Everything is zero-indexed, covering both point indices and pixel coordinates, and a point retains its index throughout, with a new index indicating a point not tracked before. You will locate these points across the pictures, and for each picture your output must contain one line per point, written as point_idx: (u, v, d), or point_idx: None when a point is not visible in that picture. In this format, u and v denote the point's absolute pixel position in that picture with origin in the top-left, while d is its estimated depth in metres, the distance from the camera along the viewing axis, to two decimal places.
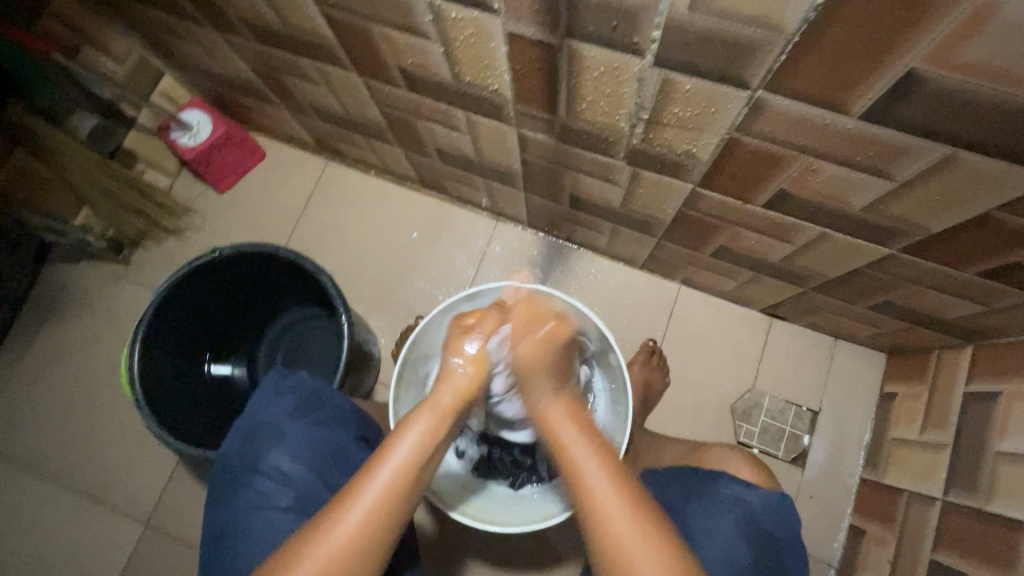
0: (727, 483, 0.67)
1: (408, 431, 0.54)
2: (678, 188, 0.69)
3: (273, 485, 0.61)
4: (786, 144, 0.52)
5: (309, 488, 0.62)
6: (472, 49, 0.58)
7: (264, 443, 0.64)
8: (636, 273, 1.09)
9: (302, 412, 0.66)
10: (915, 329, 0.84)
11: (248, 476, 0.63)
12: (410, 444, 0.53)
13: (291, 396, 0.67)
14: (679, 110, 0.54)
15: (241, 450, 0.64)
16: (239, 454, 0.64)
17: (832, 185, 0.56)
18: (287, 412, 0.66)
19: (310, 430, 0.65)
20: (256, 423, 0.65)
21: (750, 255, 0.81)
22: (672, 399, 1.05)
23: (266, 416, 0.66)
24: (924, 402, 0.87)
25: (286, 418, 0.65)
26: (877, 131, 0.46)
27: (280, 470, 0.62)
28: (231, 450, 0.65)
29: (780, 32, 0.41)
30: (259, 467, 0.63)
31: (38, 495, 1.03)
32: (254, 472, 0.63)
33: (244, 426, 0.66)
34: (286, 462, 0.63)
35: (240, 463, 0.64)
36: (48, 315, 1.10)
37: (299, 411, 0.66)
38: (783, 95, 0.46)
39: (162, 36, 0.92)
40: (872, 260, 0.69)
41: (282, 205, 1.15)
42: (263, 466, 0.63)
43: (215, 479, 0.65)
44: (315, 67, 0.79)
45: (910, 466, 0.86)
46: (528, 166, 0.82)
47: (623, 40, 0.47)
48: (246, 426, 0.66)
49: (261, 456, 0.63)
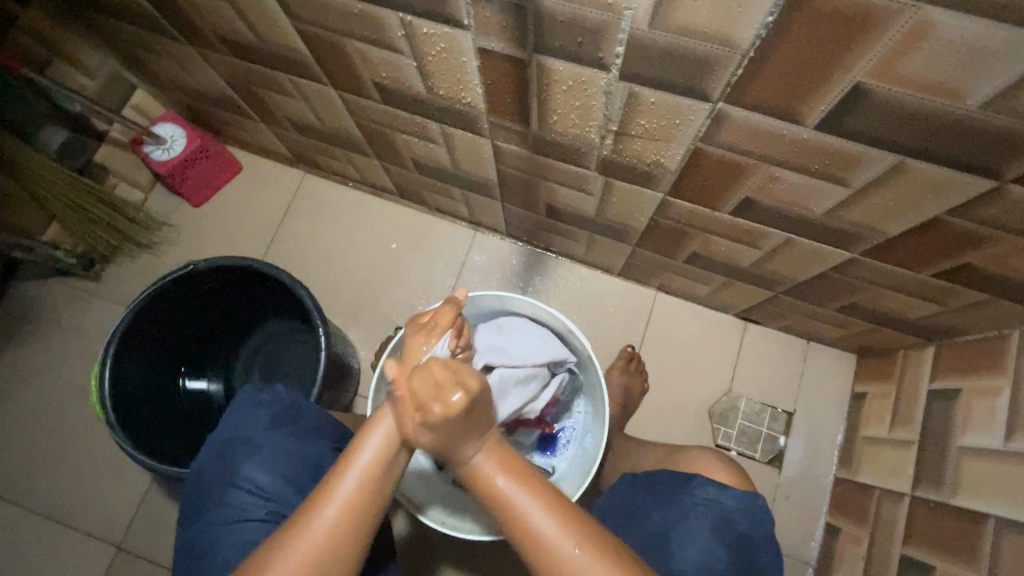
0: (699, 483, 0.68)
1: (374, 429, 0.52)
2: (649, 197, 0.71)
3: (249, 500, 0.61)
4: (748, 153, 0.54)
5: (288, 501, 0.62)
6: (444, 64, 0.59)
7: (239, 457, 0.63)
8: (614, 281, 1.11)
9: (279, 424, 0.65)
10: (881, 330, 0.87)
11: (223, 491, 0.62)
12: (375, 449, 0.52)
13: (267, 409, 0.66)
14: (645, 122, 0.55)
15: (215, 465, 0.63)
16: (213, 469, 0.63)
17: (793, 192, 0.58)
18: (262, 426, 0.65)
19: (287, 443, 0.64)
20: (229, 437, 0.64)
21: (721, 261, 0.84)
22: (651, 404, 1.06)
23: (240, 429, 0.65)
24: (892, 401, 0.90)
25: (262, 432, 0.65)
26: (830, 141, 0.49)
27: (257, 484, 0.62)
28: (205, 465, 0.64)
29: (734, 49, 0.43)
30: (234, 482, 0.62)
31: (4, 519, 0.99)
32: (229, 486, 0.62)
33: (218, 440, 0.65)
34: (263, 476, 0.62)
35: (215, 479, 0.63)
36: (15, 333, 1.07)
37: (276, 424, 0.65)
38: (742, 107, 0.48)
39: (133, 50, 0.91)
40: (836, 264, 0.71)
41: (259, 217, 1.15)
42: (238, 480, 0.62)
43: (189, 495, 0.64)
44: (290, 81, 0.79)
45: (881, 463, 0.88)
46: (504, 177, 0.83)
47: (589, 56, 0.49)
48: (221, 439, 0.65)
49: (237, 471, 0.62)
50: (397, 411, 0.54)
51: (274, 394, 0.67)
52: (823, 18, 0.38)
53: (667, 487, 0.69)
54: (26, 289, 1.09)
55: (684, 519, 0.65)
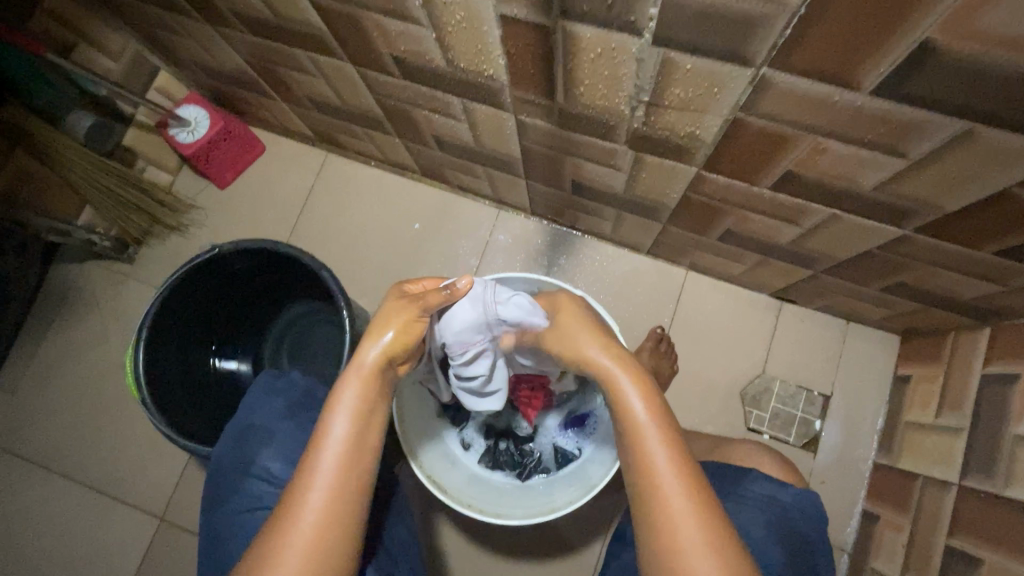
0: (755, 480, 0.66)
1: (340, 408, 0.54)
2: (682, 172, 0.68)
3: (266, 487, 0.61)
4: (792, 123, 0.50)
5: None
6: (464, 34, 0.56)
7: (256, 444, 0.63)
8: (642, 259, 1.07)
9: (295, 411, 0.65)
10: (930, 311, 0.82)
11: (239, 479, 0.62)
12: (344, 426, 0.53)
13: (282, 397, 0.66)
14: (681, 91, 0.51)
15: (233, 453, 0.63)
16: (230, 456, 0.63)
17: (841, 163, 0.54)
18: (278, 412, 0.65)
19: (304, 430, 0.64)
20: (247, 425, 0.65)
21: (756, 239, 0.80)
22: (680, 386, 1.03)
23: (257, 417, 0.65)
24: (939, 386, 0.85)
25: (278, 420, 0.64)
26: (886, 107, 0.44)
27: (270, 470, 0.61)
28: (223, 453, 0.64)
29: (784, 6, 0.38)
30: (250, 469, 0.62)
31: (56, 490, 1.05)
32: (245, 474, 0.62)
33: (236, 429, 0.65)
34: (278, 463, 0.62)
35: (232, 466, 0.63)
36: (57, 315, 1.11)
37: (291, 411, 0.65)
38: (787, 73, 0.44)
39: (153, 30, 0.90)
40: (884, 242, 0.66)
41: (285, 198, 1.15)
42: (255, 468, 0.62)
43: (208, 484, 0.64)
44: (309, 58, 0.77)
45: (924, 450, 0.84)
46: (529, 153, 0.80)
47: (620, 19, 0.45)
48: (239, 428, 0.65)
49: (253, 458, 0.62)
50: (357, 377, 0.55)
51: (291, 381, 0.68)
52: None
53: (723, 480, 0.68)
54: (65, 272, 1.12)
55: (740, 511, 0.63)
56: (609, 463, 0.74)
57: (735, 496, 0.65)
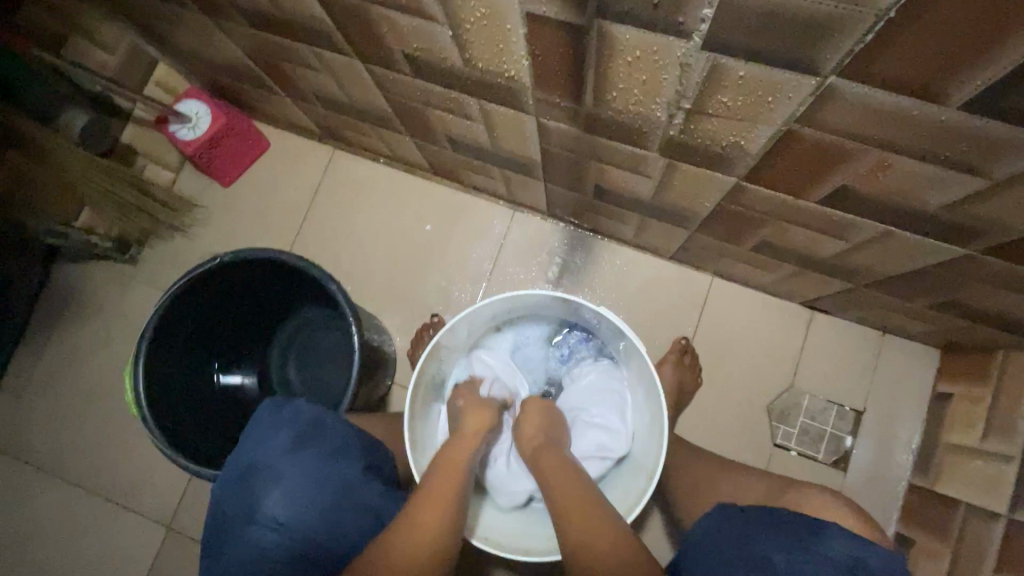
0: (837, 536, 0.56)
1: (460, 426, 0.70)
2: (719, 182, 0.62)
3: (271, 536, 0.56)
4: (857, 137, 0.44)
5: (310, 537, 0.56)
6: (484, 32, 0.50)
7: (259, 487, 0.58)
8: (665, 264, 1.02)
9: (301, 444, 0.61)
10: (981, 329, 0.76)
11: (242, 527, 0.57)
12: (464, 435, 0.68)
13: (287, 430, 0.62)
14: (729, 99, 0.46)
15: (235, 494, 0.59)
16: (234, 500, 0.59)
17: (907, 181, 0.48)
18: (283, 448, 0.60)
19: (311, 468, 0.59)
20: (250, 463, 0.60)
21: (794, 251, 0.74)
22: (704, 399, 0.99)
23: (261, 453, 0.60)
24: (985, 408, 0.80)
25: (283, 456, 0.60)
26: (975, 122, 0.38)
27: (275, 519, 0.56)
28: (225, 493, 0.59)
29: (869, 8, 0.32)
30: (253, 516, 0.57)
31: (61, 496, 1.03)
32: (249, 521, 0.57)
33: (239, 466, 0.60)
34: (284, 510, 0.57)
35: (234, 511, 0.58)
36: (58, 317, 1.08)
37: (297, 444, 0.60)
38: (860, 82, 0.38)
39: (148, 21, 0.85)
40: (941, 260, 0.61)
41: (291, 197, 1.10)
42: (259, 516, 0.56)
43: (210, 530, 0.60)
44: (313, 53, 0.72)
45: (967, 475, 0.79)
46: (549, 156, 0.75)
47: (666, 20, 0.39)
48: (242, 465, 0.60)
49: (256, 504, 0.57)
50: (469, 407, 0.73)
51: (296, 410, 0.63)
52: None
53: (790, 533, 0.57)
54: (67, 273, 1.08)
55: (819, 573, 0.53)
56: (650, 476, 0.69)
57: (814, 554, 0.54)
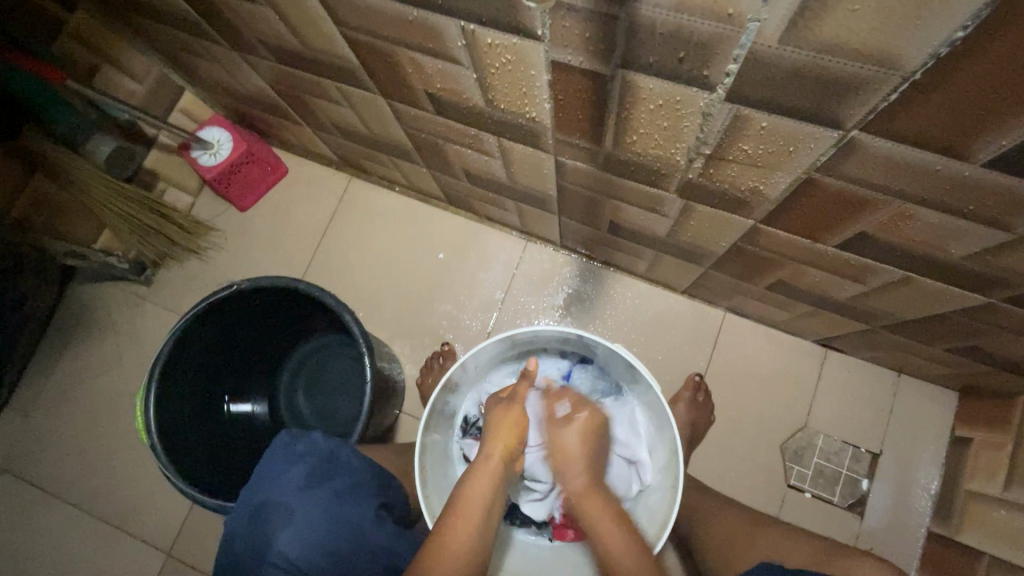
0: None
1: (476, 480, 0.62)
2: (736, 223, 0.62)
3: None
4: (879, 189, 0.45)
5: None
6: (509, 76, 0.51)
7: (271, 526, 0.57)
8: (677, 299, 1.02)
9: (314, 481, 0.60)
10: (1000, 374, 0.75)
11: (254, 567, 0.55)
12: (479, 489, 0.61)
13: (302, 466, 0.61)
14: (750, 147, 0.46)
15: (247, 532, 0.58)
16: (244, 539, 0.57)
17: (929, 231, 0.48)
18: (297, 485, 0.59)
19: (322, 505, 0.58)
20: (263, 500, 0.59)
21: (810, 292, 0.74)
22: (716, 437, 0.97)
23: (276, 489, 0.59)
24: (1007, 455, 0.78)
25: (296, 493, 0.59)
26: (1003, 180, 0.38)
27: (290, 559, 0.55)
28: (237, 530, 0.58)
29: (895, 71, 0.33)
30: (265, 555, 0.55)
31: (63, 519, 1.02)
32: (260, 561, 0.55)
33: (252, 503, 0.59)
34: (298, 549, 0.55)
35: (246, 550, 0.56)
36: (71, 337, 1.09)
37: (311, 481, 0.60)
38: (884, 137, 0.39)
39: (177, 52, 0.88)
40: (960, 307, 0.60)
41: (306, 223, 1.11)
42: (271, 556, 0.55)
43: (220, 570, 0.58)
44: (337, 88, 0.73)
45: (990, 527, 0.77)
46: (565, 192, 0.75)
47: (690, 73, 0.40)
48: (254, 502, 0.59)
49: (269, 542, 0.56)
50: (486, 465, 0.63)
51: (311, 444, 0.63)
52: None
53: None
54: (83, 293, 1.10)
55: None
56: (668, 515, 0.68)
57: None
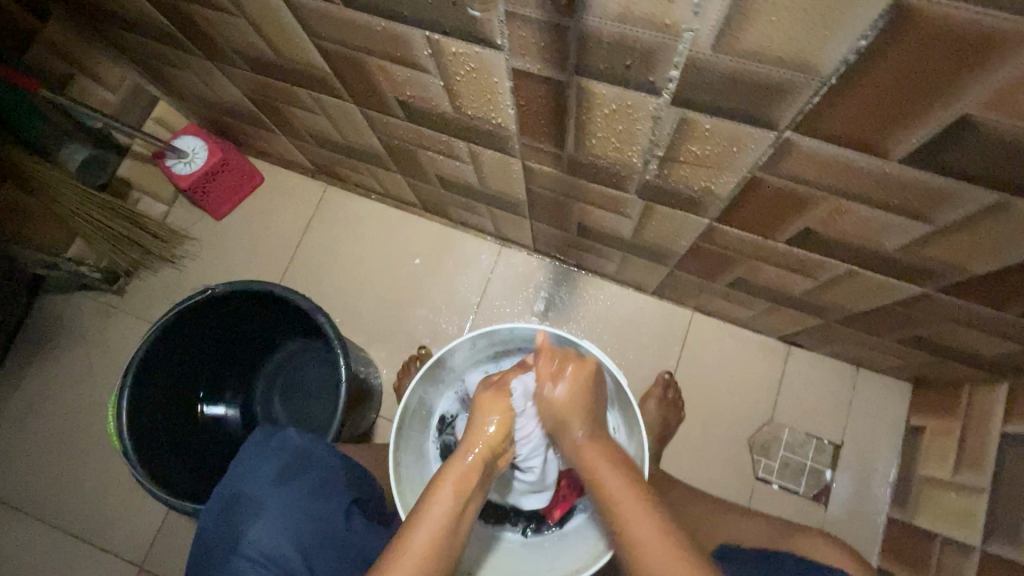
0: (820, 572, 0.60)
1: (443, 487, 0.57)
2: (693, 222, 0.66)
3: (254, 571, 0.55)
4: (816, 185, 0.48)
5: (293, 568, 0.55)
6: (474, 83, 0.54)
7: (243, 518, 0.58)
8: (647, 300, 1.05)
9: (286, 475, 0.61)
10: (945, 364, 0.80)
11: (225, 559, 0.56)
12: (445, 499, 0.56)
13: (274, 460, 0.62)
14: (698, 148, 0.50)
15: (219, 527, 0.58)
16: (216, 533, 0.58)
17: (864, 225, 0.52)
18: (269, 479, 0.60)
19: (294, 498, 0.59)
20: (235, 494, 0.60)
21: (767, 288, 0.77)
22: (687, 433, 1.00)
23: (248, 484, 0.60)
24: (956, 441, 0.82)
25: (268, 486, 0.60)
26: (920, 176, 0.42)
27: (260, 549, 0.56)
28: (209, 525, 0.59)
29: (813, 75, 0.37)
30: (237, 547, 0.56)
31: (31, 535, 1.00)
32: (231, 553, 0.56)
33: (224, 497, 0.60)
34: (270, 540, 0.56)
35: (218, 544, 0.57)
36: (40, 349, 1.07)
37: (283, 475, 0.61)
38: (813, 137, 0.42)
39: (151, 62, 0.89)
40: (902, 299, 0.65)
41: (282, 231, 1.12)
42: (242, 548, 0.56)
43: (192, 565, 0.58)
44: (311, 97, 0.75)
45: (942, 509, 0.81)
46: (534, 196, 0.78)
47: (638, 79, 0.43)
48: (227, 497, 0.60)
49: (241, 535, 0.57)
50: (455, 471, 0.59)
51: (283, 440, 0.64)
52: (929, 40, 0.32)
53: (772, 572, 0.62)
54: (53, 304, 1.08)
55: None
56: None
57: None
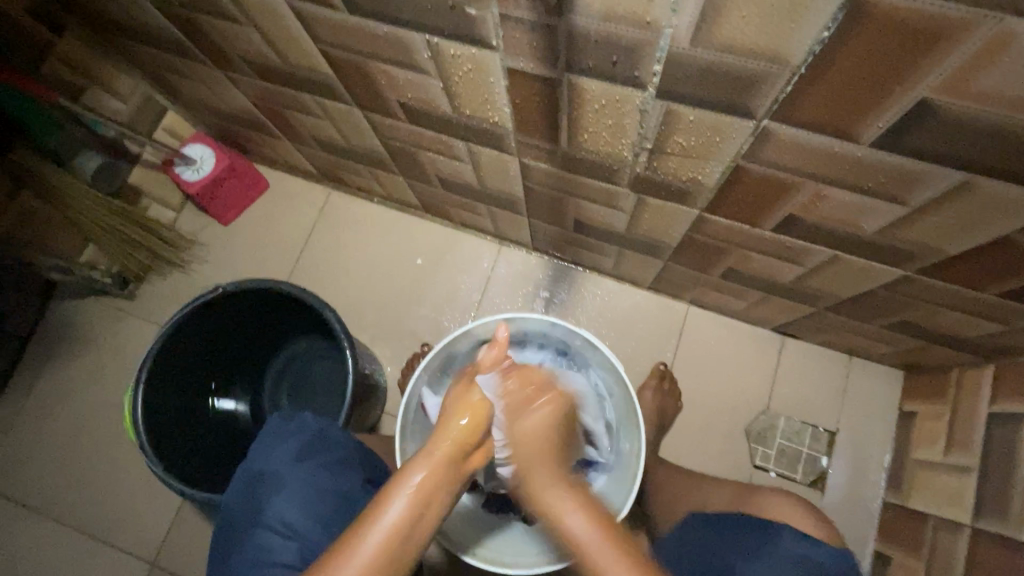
0: (812, 546, 0.63)
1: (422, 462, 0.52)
2: (683, 213, 0.69)
3: (277, 540, 0.57)
4: (795, 172, 0.51)
5: (313, 538, 0.58)
6: (471, 83, 0.57)
7: (266, 493, 0.61)
8: (643, 295, 1.08)
9: (305, 455, 0.64)
10: (933, 348, 0.82)
11: (250, 530, 0.59)
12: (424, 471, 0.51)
13: (294, 440, 0.65)
14: (684, 139, 0.53)
15: (244, 502, 0.62)
16: (240, 507, 0.61)
17: (843, 210, 0.55)
18: (289, 458, 0.63)
19: (312, 475, 0.62)
20: (257, 472, 0.63)
21: (758, 277, 0.80)
22: (685, 423, 1.02)
23: (268, 463, 0.63)
24: (946, 423, 0.85)
25: (288, 465, 0.63)
26: (890, 159, 0.45)
27: (283, 521, 0.59)
28: (233, 500, 0.62)
29: (785, 66, 0.40)
30: (260, 519, 0.59)
31: (45, 534, 1.02)
32: (254, 525, 0.59)
33: (248, 475, 0.63)
34: (292, 512, 0.59)
35: (243, 516, 0.61)
36: (53, 353, 1.10)
37: (302, 455, 0.63)
38: (789, 124, 0.45)
39: (161, 72, 0.92)
40: (885, 283, 0.67)
41: (287, 234, 1.15)
42: (265, 519, 0.59)
43: (218, 536, 0.62)
44: (316, 102, 0.79)
45: (934, 490, 0.83)
46: (531, 193, 0.81)
47: (624, 74, 0.46)
48: (250, 474, 0.63)
49: (263, 507, 0.60)
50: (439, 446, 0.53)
51: (302, 423, 0.67)
52: (886, 29, 0.35)
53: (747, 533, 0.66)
54: (65, 308, 1.11)
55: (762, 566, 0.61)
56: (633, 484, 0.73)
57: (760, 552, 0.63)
